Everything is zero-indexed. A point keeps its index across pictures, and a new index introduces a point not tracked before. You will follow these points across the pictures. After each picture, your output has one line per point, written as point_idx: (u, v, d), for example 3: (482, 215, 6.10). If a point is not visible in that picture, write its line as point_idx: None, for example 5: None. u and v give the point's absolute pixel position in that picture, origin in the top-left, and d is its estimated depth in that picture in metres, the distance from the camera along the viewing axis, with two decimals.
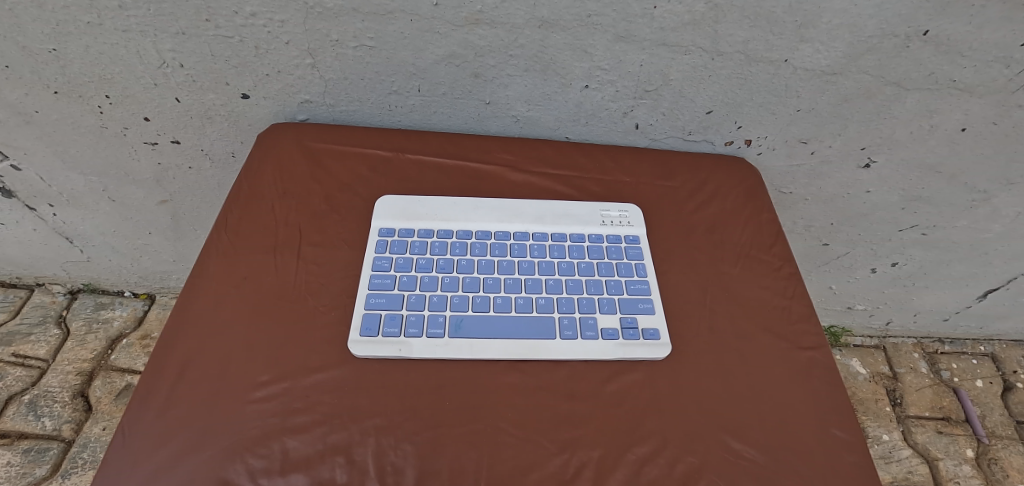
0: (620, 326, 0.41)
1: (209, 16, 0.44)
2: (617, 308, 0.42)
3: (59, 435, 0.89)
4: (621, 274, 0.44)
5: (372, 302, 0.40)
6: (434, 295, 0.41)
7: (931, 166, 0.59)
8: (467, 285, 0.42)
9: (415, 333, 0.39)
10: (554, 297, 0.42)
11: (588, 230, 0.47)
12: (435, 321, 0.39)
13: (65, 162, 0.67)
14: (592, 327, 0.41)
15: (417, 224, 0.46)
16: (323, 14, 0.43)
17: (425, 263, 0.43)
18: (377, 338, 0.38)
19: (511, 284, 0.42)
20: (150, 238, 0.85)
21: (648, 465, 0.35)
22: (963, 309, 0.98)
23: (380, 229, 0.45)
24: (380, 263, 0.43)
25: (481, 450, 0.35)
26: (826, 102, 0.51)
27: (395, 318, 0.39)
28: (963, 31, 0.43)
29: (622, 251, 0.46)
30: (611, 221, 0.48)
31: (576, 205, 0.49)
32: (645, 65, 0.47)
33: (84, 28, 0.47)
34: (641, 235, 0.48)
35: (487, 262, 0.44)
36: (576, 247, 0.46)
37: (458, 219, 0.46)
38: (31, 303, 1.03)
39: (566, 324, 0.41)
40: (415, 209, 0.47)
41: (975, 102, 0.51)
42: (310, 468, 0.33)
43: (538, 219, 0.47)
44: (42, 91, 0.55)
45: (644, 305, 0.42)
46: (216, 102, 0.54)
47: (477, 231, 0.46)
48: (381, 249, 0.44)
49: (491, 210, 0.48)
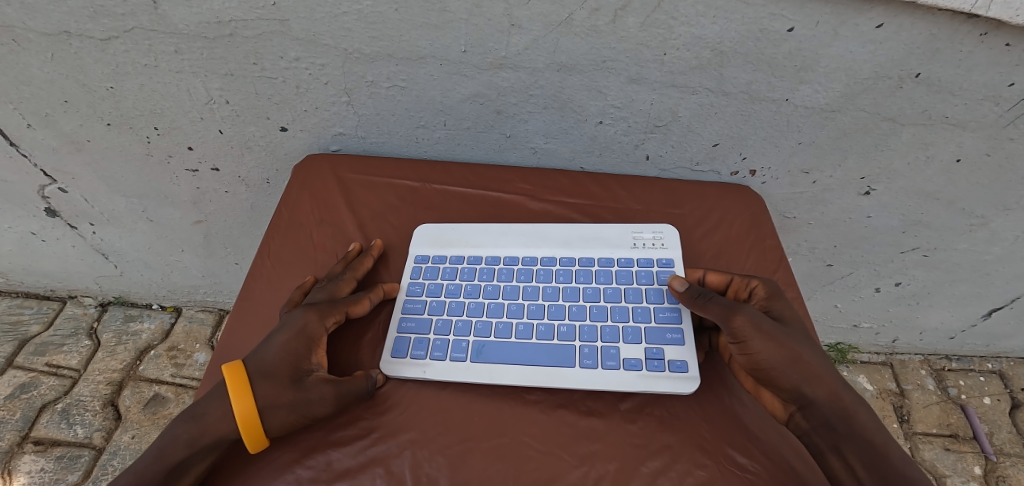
0: (645, 357, 0.42)
1: (256, 60, 0.49)
2: (643, 338, 0.43)
3: (90, 443, 0.93)
4: (650, 301, 0.46)
5: (404, 326, 0.44)
6: (460, 320, 0.45)
7: (929, 194, 0.62)
8: (490, 311, 0.45)
9: (439, 356, 0.42)
10: (578, 324, 0.45)
11: (619, 253, 0.50)
12: (458, 346, 0.43)
13: (109, 186, 0.72)
14: (614, 358, 0.42)
15: (449, 251, 0.50)
16: (360, 59, 0.48)
17: (454, 289, 0.47)
18: (406, 360, 0.42)
19: (533, 311, 0.45)
20: (183, 255, 0.89)
21: (660, 477, 0.38)
22: (969, 327, 0.99)
23: (415, 256, 0.50)
24: (414, 289, 0.47)
25: (507, 463, 0.38)
26: (826, 136, 0.54)
27: (423, 343, 0.43)
28: (953, 74, 0.47)
29: (654, 276, 0.48)
30: (644, 243, 0.50)
31: (607, 227, 0.52)
32: (655, 104, 0.50)
33: (140, 69, 0.52)
34: (674, 258, 0.49)
35: (512, 288, 0.47)
36: (605, 272, 0.48)
37: (486, 245, 0.50)
38: (64, 315, 1.09)
39: (586, 353, 0.43)
40: (448, 236, 0.51)
41: (969, 135, 0.54)
42: (353, 478, 0.37)
43: (566, 244, 0.50)
44: (97, 123, 0.60)
45: (672, 336, 0.43)
46: (256, 133, 0.58)
47: (505, 256, 0.49)
48: (415, 275, 0.48)
49: (519, 236, 0.51)
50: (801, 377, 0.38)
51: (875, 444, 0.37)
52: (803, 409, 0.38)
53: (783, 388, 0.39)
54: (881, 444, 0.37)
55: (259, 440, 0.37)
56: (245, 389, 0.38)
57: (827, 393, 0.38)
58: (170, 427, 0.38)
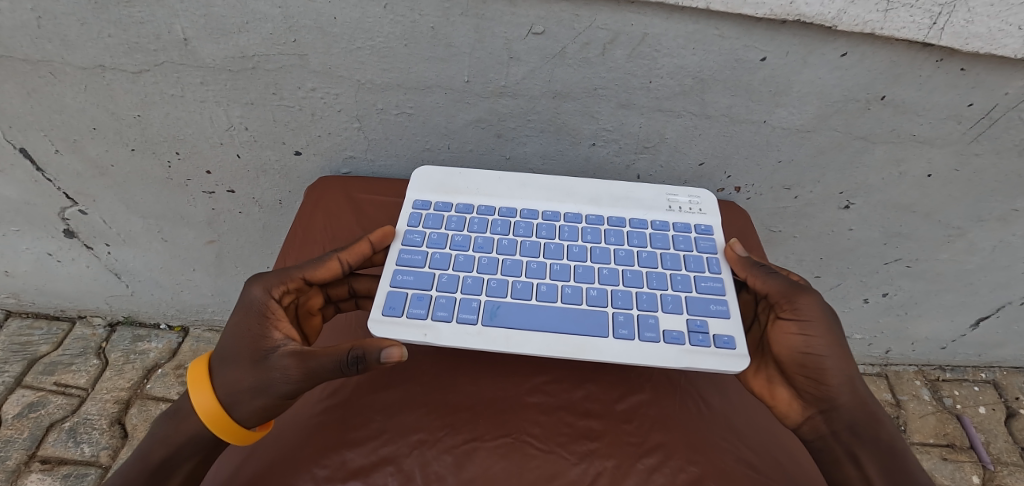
0: (688, 330, 0.43)
1: (276, 90, 0.53)
2: (684, 310, 0.44)
3: (97, 461, 0.94)
4: (690, 270, 0.47)
5: (400, 281, 0.44)
6: (469, 278, 0.45)
7: (906, 207, 0.66)
8: (503, 268, 0.46)
9: (443, 317, 0.42)
10: (610, 288, 0.45)
11: (654, 216, 0.51)
12: (468, 306, 0.43)
13: (127, 207, 0.76)
14: (654, 329, 0.43)
15: (455, 199, 0.51)
16: (372, 89, 0.52)
17: (462, 242, 0.47)
18: (401, 319, 0.42)
19: (554, 271, 0.46)
20: (193, 274, 0.92)
21: (656, 473, 0.40)
22: (959, 336, 1.02)
23: (417, 201, 0.51)
24: (414, 238, 0.48)
25: (511, 460, 0.40)
26: (804, 154, 0.58)
27: (423, 300, 0.43)
28: (917, 96, 0.51)
29: (692, 243, 0.49)
30: (679, 207, 0.52)
31: (641, 189, 0.53)
32: (644, 126, 0.54)
33: (167, 99, 0.56)
34: (712, 225, 0.51)
35: (530, 245, 0.48)
36: (638, 233, 0.49)
37: (501, 196, 0.51)
38: (74, 335, 1.11)
39: (619, 321, 0.43)
40: (453, 184, 0.52)
41: (937, 152, 0.58)
42: (366, 476, 0.39)
43: (594, 201, 0.52)
44: (122, 148, 0.64)
45: (715, 308, 0.44)
46: (272, 157, 0.62)
47: (523, 209, 0.51)
48: (416, 222, 0.49)
49: (537, 190, 0.52)
50: (838, 385, 0.41)
51: (892, 448, 0.40)
52: (825, 414, 0.41)
53: (811, 392, 0.42)
54: (897, 449, 0.40)
55: (234, 430, 0.39)
56: (205, 381, 0.40)
57: (857, 403, 0.41)
58: (192, 428, 0.40)
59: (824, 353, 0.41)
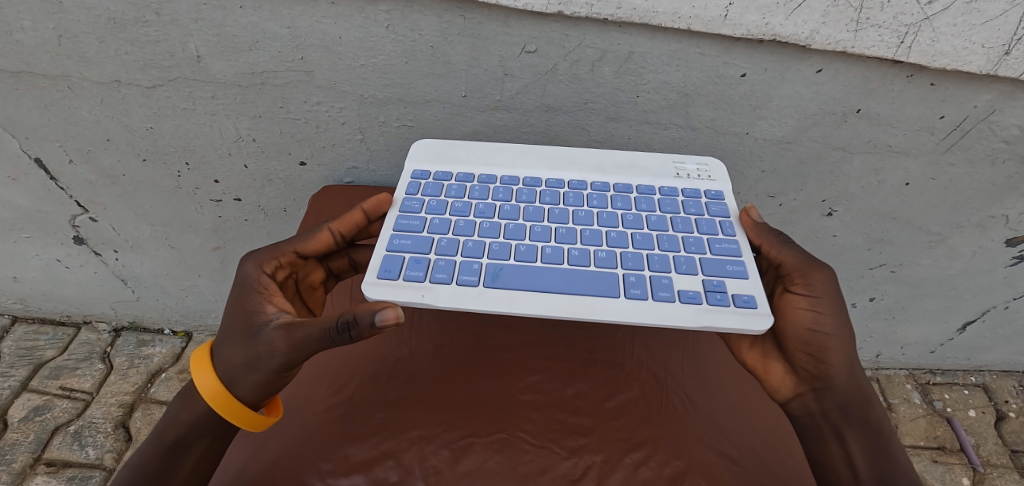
0: (705, 290, 0.41)
1: (283, 105, 0.56)
2: (700, 272, 0.42)
3: (101, 464, 0.95)
4: (704, 232, 0.45)
5: (396, 247, 0.43)
6: (470, 242, 0.43)
7: (886, 214, 0.69)
8: (506, 232, 0.44)
9: (442, 279, 0.41)
10: (619, 251, 0.43)
11: (661, 182, 0.49)
12: (469, 269, 0.41)
13: (137, 215, 0.78)
14: (668, 288, 0.41)
15: (455, 169, 0.50)
16: (374, 103, 0.55)
17: (463, 208, 0.46)
18: (397, 283, 0.40)
19: (560, 235, 0.44)
20: (198, 280, 0.94)
21: (642, 467, 0.43)
22: (948, 340, 1.04)
23: (414, 171, 0.49)
24: (411, 205, 0.46)
25: (505, 455, 0.42)
26: (786, 164, 0.60)
27: (420, 263, 0.41)
28: (890, 109, 0.54)
29: (703, 206, 0.47)
30: (687, 174, 0.50)
31: (647, 157, 0.51)
32: (633, 138, 0.57)
33: (179, 112, 0.59)
34: (724, 190, 0.49)
35: (534, 210, 0.46)
36: (647, 198, 0.48)
37: (503, 165, 0.50)
38: (79, 340, 1.13)
39: (631, 282, 0.41)
40: (452, 154, 0.51)
41: (913, 162, 0.60)
42: (368, 470, 0.41)
43: (598, 169, 0.50)
44: (134, 159, 0.67)
45: (732, 269, 0.42)
46: (278, 168, 0.65)
47: (526, 177, 0.49)
48: (413, 190, 0.48)
49: (540, 158, 0.51)
50: (837, 371, 0.42)
51: (880, 429, 0.43)
52: (816, 392, 0.43)
53: (805, 373, 0.43)
54: (885, 431, 0.43)
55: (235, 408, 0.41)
56: (204, 362, 0.42)
57: (854, 384, 0.43)
58: (204, 423, 0.43)
59: (829, 333, 0.41)
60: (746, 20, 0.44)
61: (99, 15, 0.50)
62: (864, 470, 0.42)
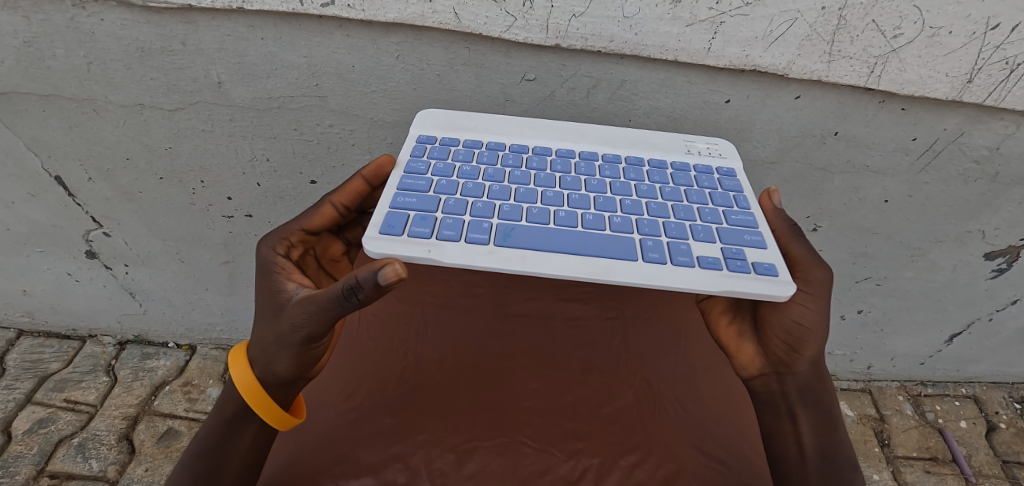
0: (724, 257, 0.39)
1: (297, 126, 0.59)
2: (719, 240, 0.41)
3: (104, 476, 0.96)
4: (719, 205, 0.45)
5: (400, 204, 0.41)
6: (479, 203, 0.42)
7: (868, 229, 0.72)
8: (517, 196, 0.43)
9: (450, 237, 0.38)
10: (634, 218, 0.42)
11: (673, 158, 0.50)
12: (479, 227, 0.39)
13: (149, 230, 0.81)
14: (687, 253, 0.39)
15: (463, 136, 0.49)
16: (383, 125, 0.58)
17: (471, 172, 0.45)
18: (401, 238, 0.38)
19: (573, 201, 0.43)
20: (206, 293, 0.97)
21: (637, 469, 0.45)
22: (936, 351, 1.07)
23: (420, 136, 0.48)
24: (417, 167, 0.44)
25: (506, 458, 0.45)
26: (772, 182, 0.64)
27: (426, 220, 0.39)
28: (866, 132, 0.57)
29: (717, 182, 0.47)
30: (699, 151, 0.50)
31: (657, 135, 0.51)
32: None
33: (198, 133, 0.62)
34: (735, 168, 0.49)
35: (545, 178, 0.45)
36: (659, 172, 0.47)
37: (513, 134, 0.49)
38: (84, 353, 1.15)
39: (649, 246, 0.40)
40: (460, 122, 0.50)
41: (890, 180, 0.64)
42: (377, 472, 0.43)
43: (608, 142, 0.50)
44: (151, 177, 0.70)
45: (750, 238, 0.41)
46: (289, 186, 0.68)
47: (536, 146, 0.49)
48: (419, 153, 0.46)
49: (549, 130, 0.50)
50: (802, 358, 0.44)
51: (828, 418, 0.45)
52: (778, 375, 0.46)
53: (776, 354, 0.46)
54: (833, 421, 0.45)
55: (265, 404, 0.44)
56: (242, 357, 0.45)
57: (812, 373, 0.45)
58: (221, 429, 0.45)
59: (808, 323, 0.42)
60: (728, 52, 0.48)
61: (129, 44, 0.53)
62: (809, 446, 0.44)
